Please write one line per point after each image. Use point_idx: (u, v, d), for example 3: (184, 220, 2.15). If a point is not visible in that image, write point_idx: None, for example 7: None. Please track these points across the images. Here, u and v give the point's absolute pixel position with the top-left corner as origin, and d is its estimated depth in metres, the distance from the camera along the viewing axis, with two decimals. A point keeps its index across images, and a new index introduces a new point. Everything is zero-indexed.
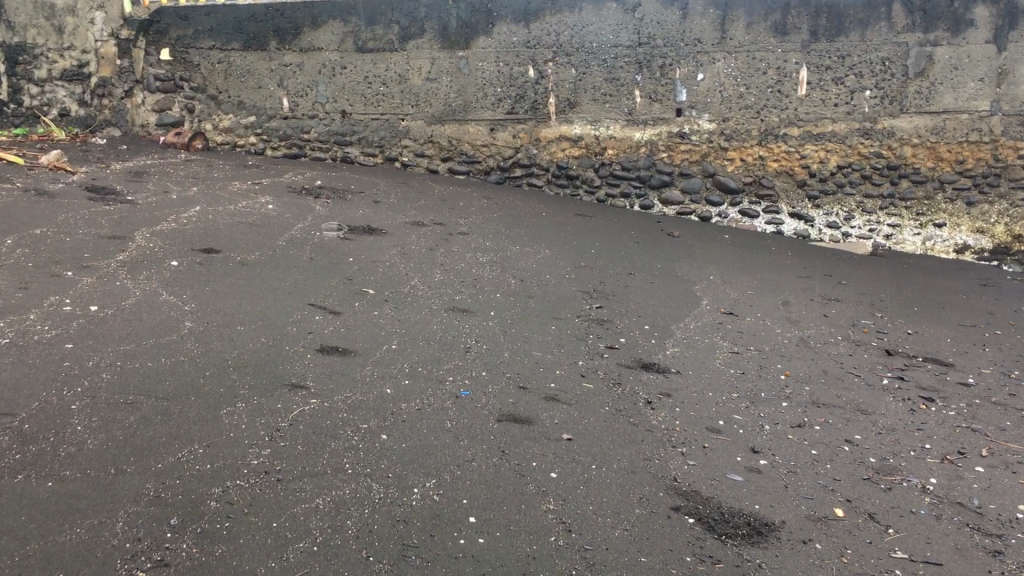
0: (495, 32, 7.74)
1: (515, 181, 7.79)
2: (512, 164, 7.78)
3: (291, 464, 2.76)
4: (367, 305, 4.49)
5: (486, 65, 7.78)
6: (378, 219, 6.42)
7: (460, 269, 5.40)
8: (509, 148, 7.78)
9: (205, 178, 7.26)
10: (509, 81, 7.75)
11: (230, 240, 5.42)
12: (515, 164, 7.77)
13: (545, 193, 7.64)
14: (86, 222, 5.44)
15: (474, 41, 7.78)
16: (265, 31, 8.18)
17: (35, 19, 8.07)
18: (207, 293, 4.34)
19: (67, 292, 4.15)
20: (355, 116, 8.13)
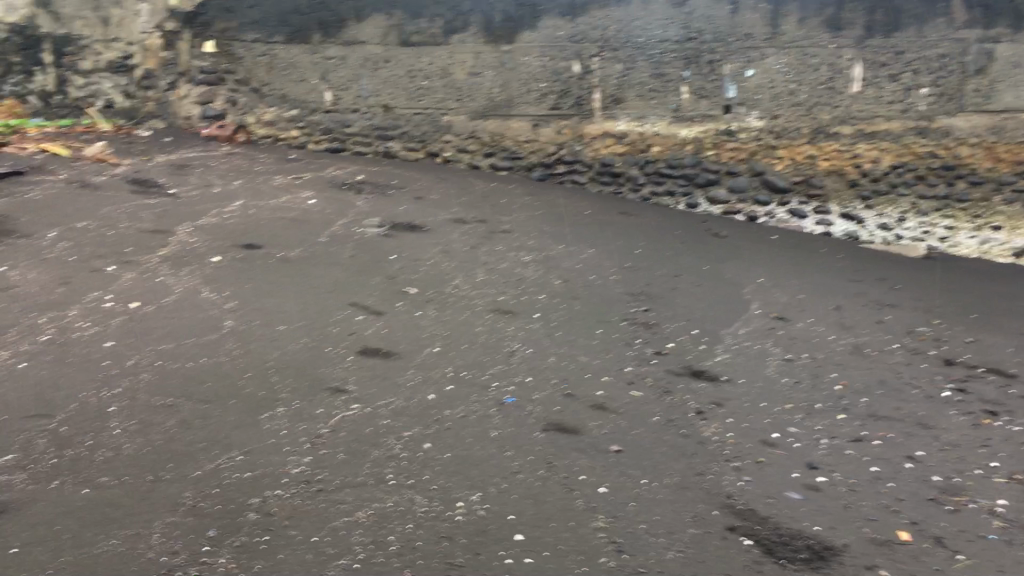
0: (539, 26, 7.59)
1: (557, 178, 7.52)
2: (555, 161, 7.57)
3: (332, 473, 2.68)
4: (410, 305, 4.41)
5: (531, 59, 7.66)
6: (420, 215, 6.33)
7: (503, 269, 5.29)
8: (553, 145, 7.62)
9: (247, 172, 7.23)
10: (553, 77, 7.63)
11: (271, 235, 5.36)
12: (558, 161, 7.57)
13: None
14: (129, 216, 5.42)
15: (518, 35, 7.65)
16: (308, 24, 8.10)
17: (82, 11, 8.42)
18: (249, 291, 4.27)
19: (108, 287, 4.11)
20: (398, 110, 8.06)
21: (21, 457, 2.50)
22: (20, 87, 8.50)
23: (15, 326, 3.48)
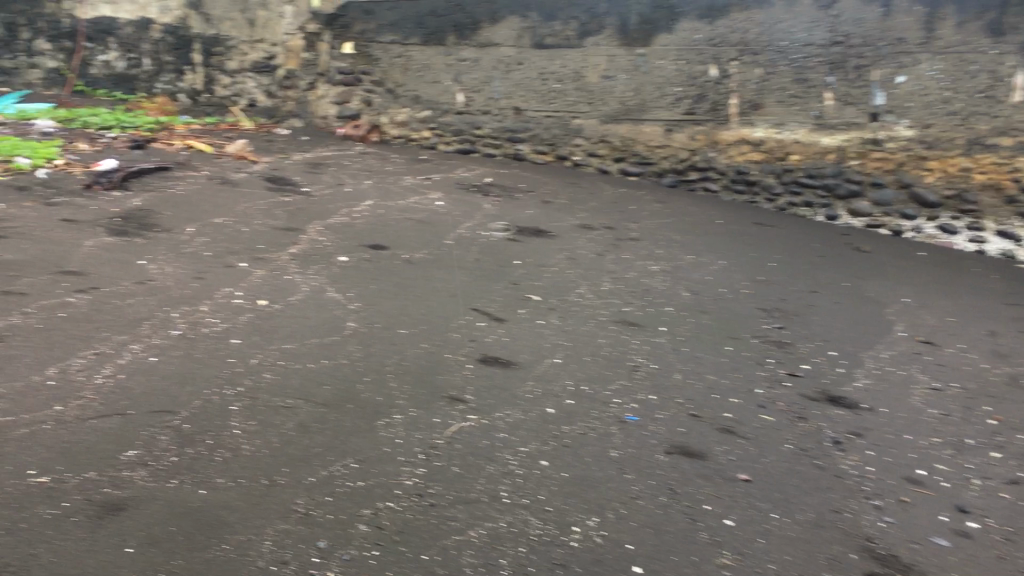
0: (677, 29, 7.38)
1: (689, 185, 7.45)
2: (688, 168, 7.44)
3: (445, 487, 2.60)
4: (532, 313, 4.31)
5: (666, 63, 7.47)
6: (547, 220, 6.24)
7: (629, 278, 5.13)
8: (685, 150, 7.45)
9: (379, 172, 7.31)
10: (689, 81, 7.39)
11: (398, 236, 5.37)
12: (691, 167, 7.43)
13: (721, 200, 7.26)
14: (263, 213, 5.53)
15: (655, 38, 7.46)
16: (444, 26, 8.21)
17: (231, 12, 8.75)
18: (373, 292, 4.26)
19: (239, 283, 4.17)
20: (529, 112, 8.03)
21: (142, 453, 2.49)
22: (171, 86, 8.95)
23: (148, 320, 3.53)
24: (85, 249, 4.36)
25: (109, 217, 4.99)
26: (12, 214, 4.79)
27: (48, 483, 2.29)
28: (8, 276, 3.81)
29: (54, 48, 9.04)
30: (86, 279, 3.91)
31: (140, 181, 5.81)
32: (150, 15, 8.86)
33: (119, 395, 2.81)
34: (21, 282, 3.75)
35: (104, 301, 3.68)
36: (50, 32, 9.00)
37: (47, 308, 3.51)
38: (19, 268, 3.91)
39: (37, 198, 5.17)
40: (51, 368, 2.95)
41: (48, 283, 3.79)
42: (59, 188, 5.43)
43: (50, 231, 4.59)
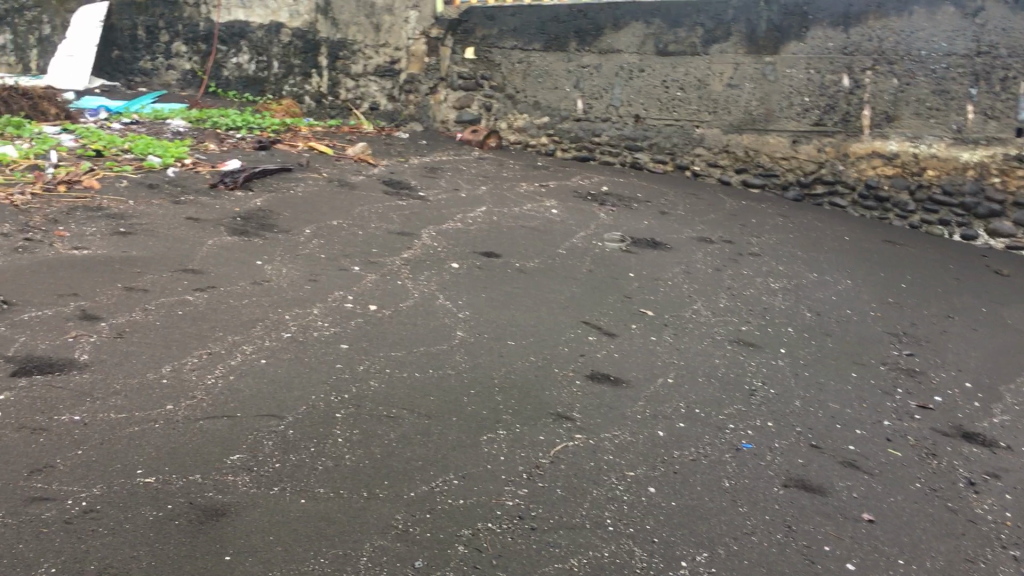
0: (809, 36, 7.03)
1: (815, 199, 7.19)
2: (814, 181, 7.17)
3: (548, 510, 2.51)
4: (645, 330, 4.16)
5: (796, 72, 7.13)
6: (664, 232, 6.08)
7: (748, 296, 4.92)
8: (812, 163, 7.17)
9: (495, 177, 7.28)
10: (819, 90, 7.05)
11: (511, 244, 5.31)
12: (817, 181, 7.16)
13: (848, 216, 6.96)
14: (379, 216, 5.56)
15: (784, 45, 7.15)
16: (567, 32, 8.14)
17: (357, 17, 8.89)
18: (483, 301, 4.21)
19: (352, 287, 4.19)
20: (649, 120, 7.93)
21: (246, 458, 2.49)
22: (298, 88, 9.13)
23: (261, 321, 3.56)
24: (205, 248, 4.46)
25: (231, 217, 5.10)
26: (140, 211, 4.94)
27: (153, 483, 2.30)
28: (131, 272, 3.91)
29: (189, 50, 9.33)
30: (204, 278, 3.98)
31: (263, 182, 5.93)
32: (281, 19, 9.03)
33: (227, 397, 2.82)
34: (143, 279, 3.85)
35: (220, 301, 3.73)
36: (186, 35, 9.32)
37: (165, 306, 3.57)
38: (141, 265, 4.01)
39: (164, 196, 5.32)
40: (165, 367, 3.00)
41: (168, 281, 3.87)
42: (186, 187, 5.58)
43: (173, 229, 4.71)
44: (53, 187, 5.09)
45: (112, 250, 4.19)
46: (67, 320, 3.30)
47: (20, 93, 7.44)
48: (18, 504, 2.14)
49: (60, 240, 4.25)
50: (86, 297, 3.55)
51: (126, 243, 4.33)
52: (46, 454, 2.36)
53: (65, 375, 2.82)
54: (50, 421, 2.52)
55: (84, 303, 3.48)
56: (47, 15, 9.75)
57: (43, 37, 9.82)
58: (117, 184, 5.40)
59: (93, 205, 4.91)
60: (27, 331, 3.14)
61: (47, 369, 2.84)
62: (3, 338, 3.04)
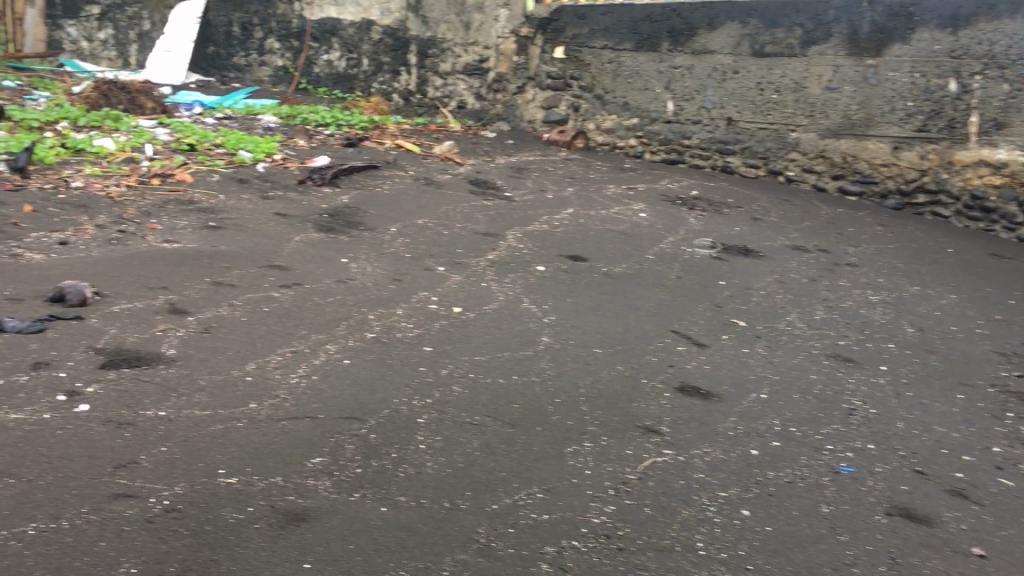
0: (914, 38, 6.71)
1: (916, 209, 6.91)
2: (916, 190, 6.89)
3: (637, 529, 2.39)
4: (736, 341, 4.00)
5: (898, 75, 6.83)
6: (756, 239, 5.89)
7: (845, 308, 4.70)
8: (914, 171, 6.88)
9: (582, 179, 7.18)
10: (923, 95, 6.74)
11: (598, 248, 5.19)
12: (919, 189, 6.87)
13: (951, 227, 6.65)
14: (465, 216, 5.51)
15: (888, 48, 6.85)
16: (659, 32, 7.98)
17: (447, 15, 8.87)
18: (568, 306, 4.11)
19: (436, 288, 4.13)
20: (741, 123, 7.72)
21: (328, 461, 2.44)
22: (387, 86, 9.25)
23: (345, 321, 3.52)
24: (292, 244, 4.46)
25: (318, 213, 5.11)
26: (230, 206, 4.99)
27: (235, 484, 2.26)
28: (219, 267, 3.92)
29: (282, 47, 9.60)
30: (291, 275, 3.97)
31: (350, 179, 5.94)
32: (372, 16, 9.16)
33: (310, 398, 2.78)
34: (231, 274, 3.86)
35: (305, 298, 3.72)
36: (280, 32, 9.57)
37: (251, 302, 3.57)
38: (229, 261, 4.02)
39: (253, 191, 5.36)
40: (249, 364, 2.97)
41: (255, 276, 3.88)
42: (275, 182, 5.61)
43: (262, 224, 4.73)
44: (147, 180, 5.17)
45: (202, 244, 4.22)
46: (156, 313, 3.31)
47: (119, 88, 7.62)
48: (102, 500, 2.12)
49: (152, 232, 4.30)
50: (175, 290, 3.56)
51: (215, 237, 4.36)
52: (130, 449, 2.34)
53: (152, 369, 2.82)
54: (135, 416, 2.51)
55: (173, 297, 3.49)
56: (148, 11, 10.01)
57: (143, 33, 10.08)
58: (209, 178, 5.46)
59: (185, 199, 4.97)
60: (117, 323, 3.16)
61: (135, 363, 2.85)
62: (94, 330, 3.06)
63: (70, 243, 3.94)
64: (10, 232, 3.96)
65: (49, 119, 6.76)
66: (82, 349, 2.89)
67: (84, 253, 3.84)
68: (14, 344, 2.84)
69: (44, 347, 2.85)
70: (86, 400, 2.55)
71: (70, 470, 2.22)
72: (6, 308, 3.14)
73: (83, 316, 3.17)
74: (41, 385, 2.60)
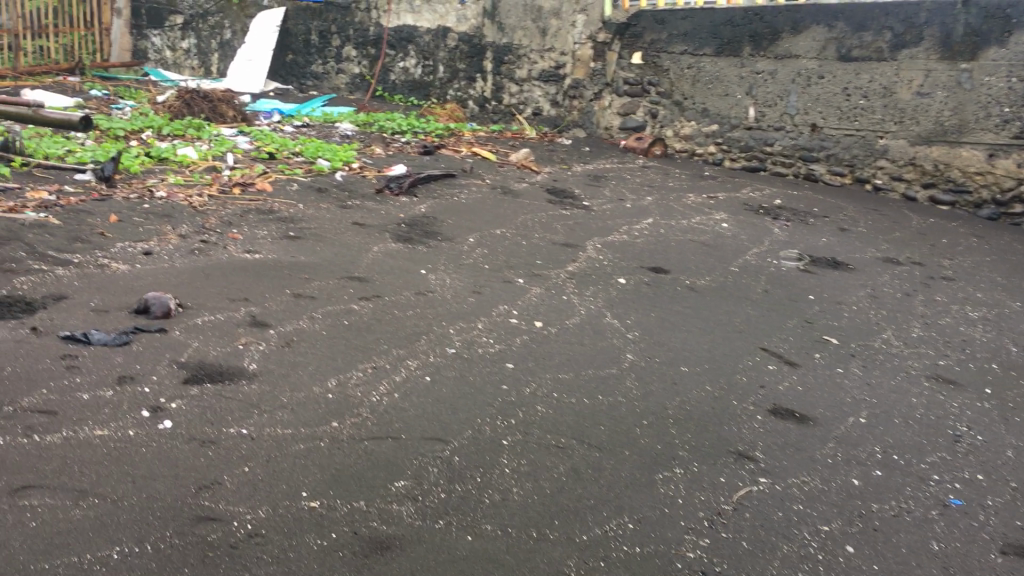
0: (1012, 41, 6.42)
1: (1013, 219, 6.61)
2: (1012, 200, 6.59)
3: (735, 565, 2.26)
4: (829, 361, 3.83)
5: (994, 80, 6.53)
6: (844, 251, 5.67)
7: (942, 326, 4.48)
8: (1011, 179, 6.57)
9: (662, 187, 7.03)
10: (1021, 101, 6.43)
11: (680, 259, 5.04)
12: (1016, 199, 6.57)
13: None
14: (543, 226, 5.42)
15: (983, 52, 6.56)
16: (741, 36, 7.78)
17: (523, 21, 8.79)
18: (652, 320, 3.99)
19: (516, 301, 4.04)
20: (826, 130, 7.49)
21: (411, 485, 2.36)
22: (462, 93, 9.26)
23: (426, 335, 3.46)
24: (370, 254, 4.43)
25: (396, 223, 5.07)
26: (309, 215, 4.98)
27: (318, 508, 2.20)
28: (300, 278, 3.90)
29: (360, 54, 9.68)
30: (370, 286, 3.93)
31: (428, 188, 5.89)
32: (448, 23, 9.15)
33: (392, 417, 2.72)
34: (311, 285, 3.83)
35: (385, 311, 3.67)
36: (357, 40, 9.64)
37: (332, 315, 3.53)
38: (309, 272, 3.99)
39: (332, 200, 5.35)
40: (331, 381, 2.92)
41: (335, 288, 3.84)
42: (353, 192, 5.59)
43: (341, 234, 4.71)
44: (228, 190, 5.19)
45: (282, 255, 4.20)
46: (238, 325, 3.29)
47: (201, 97, 7.72)
48: (185, 523, 2.07)
49: (233, 242, 4.31)
50: (256, 302, 3.55)
51: (295, 248, 4.35)
52: (213, 469, 2.30)
53: (235, 385, 2.78)
54: (218, 434, 2.47)
55: (255, 309, 3.47)
56: (229, 20, 10.17)
57: (224, 42, 10.24)
58: (288, 187, 5.47)
59: (265, 208, 4.98)
60: (200, 336, 3.13)
61: (218, 378, 2.81)
62: (177, 343, 3.04)
63: (154, 253, 3.96)
64: (96, 242, 3.99)
65: (134, 128, 6.88)
66: (166, 362, 2.87)
67: (167, 263, 3.85)
68: (100, 356, 2.83)
69: (129, 360, 2.83)
70: (170, 416, 2.52)
71: (153, 490, 2.17)
72: (92, 319, 3.14)
73: (167, 328, 3.16)
74: (126, 400, 2.58)
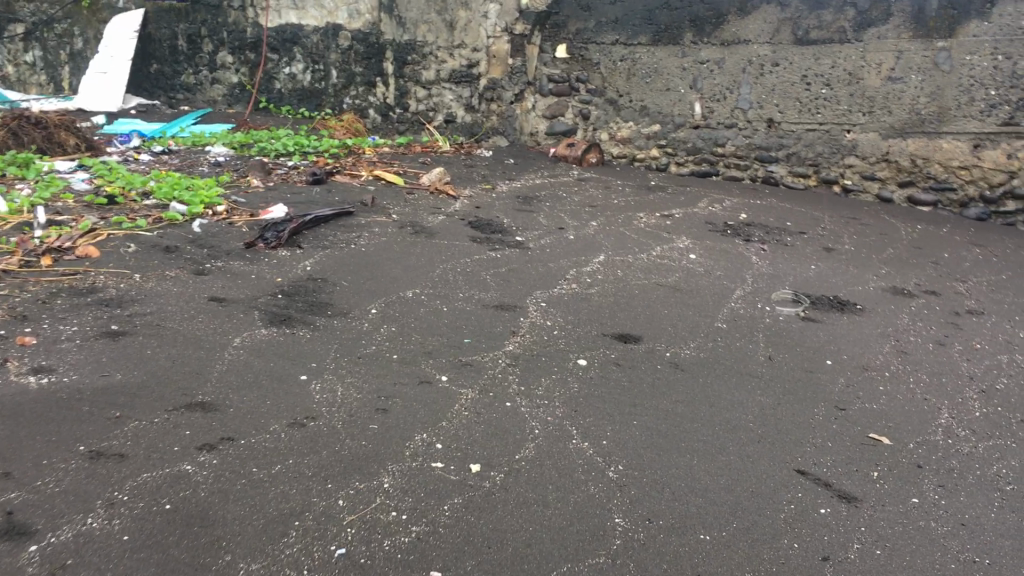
0: (995, 14, 5.62)
1: (1005, 218, 5.77)
2: (1003, 196, 5.75)
3: None
4: (895, 485, 2.63)
5: (977, 59, 5.69)
6: (845, 283, 4.56)
7: (1006, 394, 3.36)
8: (1000, 173, 5.73)
9: (605, 206, 5.85)
10: (1009, 81, 5.59)
11: (648, 317, 3.85)
12: (1007, 195, 5.74)
13: None
14: (470, 278, 4.18)
15: (962, 26, 5.73)
16: (680, 21, 6.77)
17: (427, 14, 7.46)
18: (636, 436, 2.76)
19: (437, 420, 2.78)
20: (785, 125, 6.50)
21: None
22: (360, 101, 7.87)
23: (298, 519, 2.17)
24: (231, 354, 3.13)
25: (270, 293, 3.76)
26: (148, 292, 3.63)
27: None
28: (106, 420, 2.56)
29: (237, 61, 8.25)
30: (219, 422, 2.63)
31: (316, 233, 4.58)
32: (339, 20, 7.73)
33: None
34: (124, 431, 2.51)
35: (235, 473, 2.36)
36: (232, 43, 8.22)
37: (145, 496, 2.22)
38: (125, 403, 2.67)
39: (184, 263, 4.01)
40: None
41: (159, 434, 2.52)
42: (215, 247, 4.23)
43: (189, 321, 3.39)
44: (35, 262, 3.81)
45: (88, 372, 2.85)
46: None
47: (32, 122, 6.19)
48: None
49: (18, 354, 2.96)
50: (21, 482, 2.22)
51: (113, 357, 3.00)
52: None
53: None
54: None
55: (15, 498, 2.16)
56: (78, 27, 8.55)
57: (75, 53, 8.60)
58: (124, 249, 4.08)
59: (83, 286, 3.61)
60: None
61: None
62: None
63: None
64: None
65: None
66: None
67: None
68: None
69: None
70: None
71: None
72: None
73: None
74: None
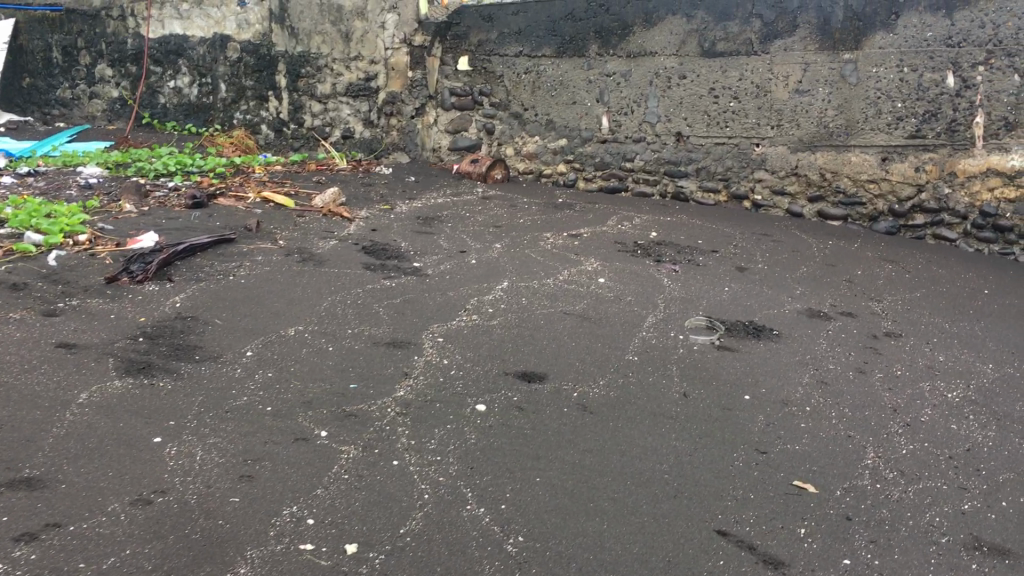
0: (900, 25, 5.45)
1: (915, 232, 5.66)
2: (912, 209, 5.65)
3: None
4: (824, 544, 2.37)
5: (884, 72, 5.55)
6: (760, 306, 4.35)
7: (931, 427, 3.16)
8: (908, 186, 5.62)
9: (510, 227, 5.55)
10: (915, 94, 5.47)
11: (554, 351, 3.55)
12: (916, 209, 5.63)
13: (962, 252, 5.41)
14: (360, 312, 3.81)
15: (869, 38, 5.56)
16: (584, 33, 6.52)
17: (320, 24, 7.07)
18: (539, 499, 2.44)
19: (311, 487, 2.41)
20: (693, 139, 6.32)
21: None
22: (252, 116, 7.39)
23: None
24: (73, 413, 2.70)
25: (130, 336, 3.33)
26: None
27: None
28: None
29: (117, 74, 7.70)
30: (45, 504, 2.21)
31: (190, 264, 4.16)
32: (227, 30, 7.27)
33: None
34: None
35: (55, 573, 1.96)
36: (112, 55, 7.67)
37: None
38: None
39: (32, 303, 3.56)
40: None
41: None
42: (72, 283, 3.78)
43: (28, 374, 2.94)
44: None
45: None
46: None
47: None
48: None
49: None
50: None
51: None
52: None
53: None
54: None
55: None
56: None
57: None
58: None
59: None
60: None
61: None
62: None
63: None
64: None
65: None
66: None
67: None
68: None
69: None
70: None
71: None
72: None
73: None
74: None
